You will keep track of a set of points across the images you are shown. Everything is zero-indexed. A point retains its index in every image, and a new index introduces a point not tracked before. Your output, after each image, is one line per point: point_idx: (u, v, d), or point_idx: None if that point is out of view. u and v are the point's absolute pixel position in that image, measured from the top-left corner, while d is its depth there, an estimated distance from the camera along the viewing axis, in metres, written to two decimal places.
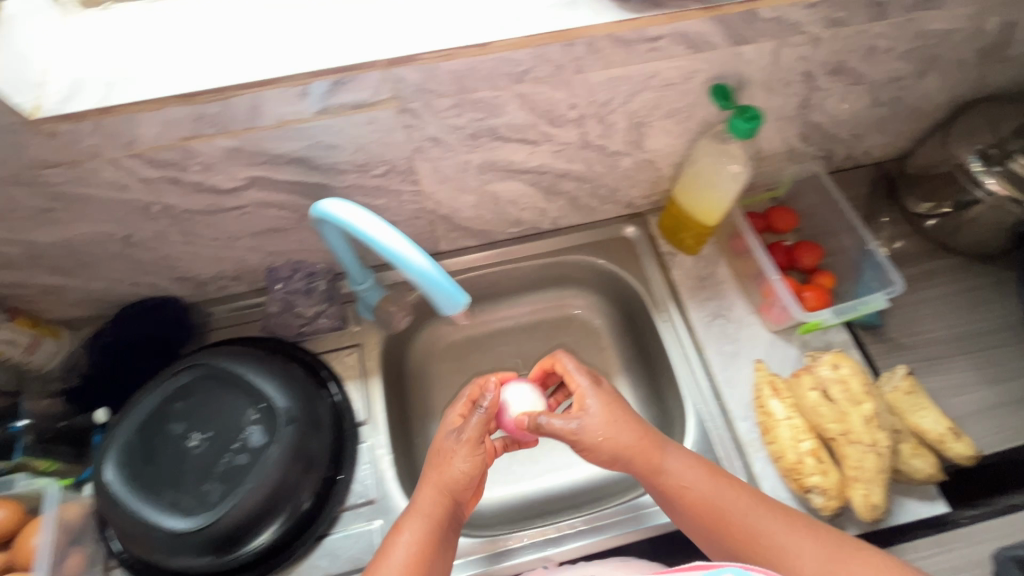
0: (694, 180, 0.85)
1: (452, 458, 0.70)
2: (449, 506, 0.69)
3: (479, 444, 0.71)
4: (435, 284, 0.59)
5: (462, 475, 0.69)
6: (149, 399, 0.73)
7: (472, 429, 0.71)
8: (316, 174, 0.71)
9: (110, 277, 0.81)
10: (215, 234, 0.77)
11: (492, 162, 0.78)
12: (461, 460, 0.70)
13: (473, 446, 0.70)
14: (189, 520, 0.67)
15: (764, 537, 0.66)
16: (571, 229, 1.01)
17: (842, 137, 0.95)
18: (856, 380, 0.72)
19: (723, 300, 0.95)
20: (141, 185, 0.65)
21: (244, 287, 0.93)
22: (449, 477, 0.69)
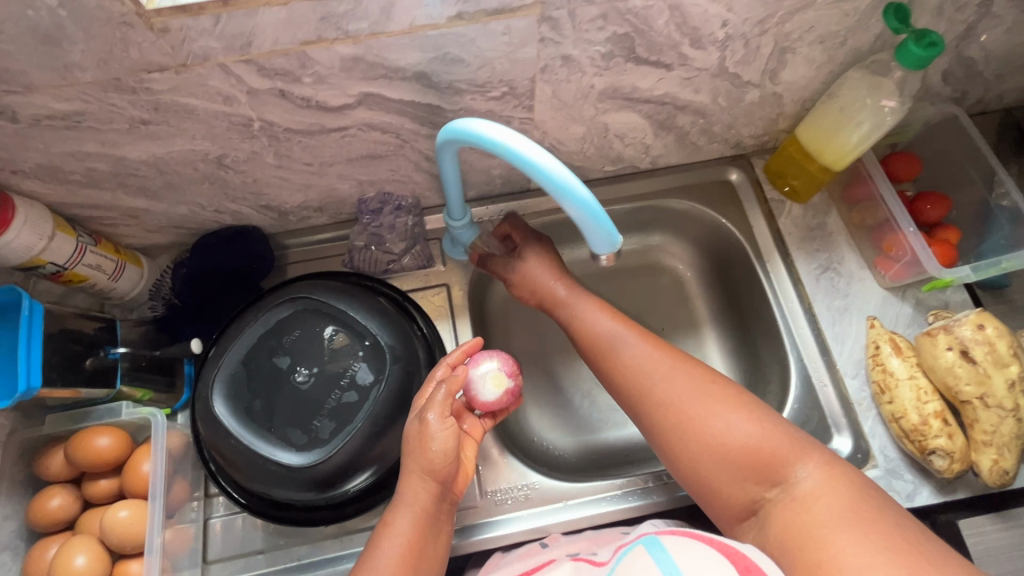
0: (833, 118, 0.77)
1: (433, 436, 0.62)
2: (438, 486, 0.63)
3: (450, 424, 0.62)
4: (599, 222, 0.52)
5: (443, 457, 0.62)
6: (253, 330, 0.70)
7: (437, 409, 0.62)
8: (432, 93, 0.63)
9: (195, 202, 0.76)
10: (311, 158, 0.71)
11: (616, 88, 0.70)
12: (434, 443, 0.61)
13: (444, 418, 0.62)
14: (302, 455, 0.65)
15: (756, 447, 0.60)
16: (669, 169, 0.93)
17: (984, 77, 0.85)
18: (1003, 343, 0.68)
19: (834, 252, 0.88)
20: (247, 97, 0.59)
21: (324, 220, 0.87)
22: (433, 462, 0.62)
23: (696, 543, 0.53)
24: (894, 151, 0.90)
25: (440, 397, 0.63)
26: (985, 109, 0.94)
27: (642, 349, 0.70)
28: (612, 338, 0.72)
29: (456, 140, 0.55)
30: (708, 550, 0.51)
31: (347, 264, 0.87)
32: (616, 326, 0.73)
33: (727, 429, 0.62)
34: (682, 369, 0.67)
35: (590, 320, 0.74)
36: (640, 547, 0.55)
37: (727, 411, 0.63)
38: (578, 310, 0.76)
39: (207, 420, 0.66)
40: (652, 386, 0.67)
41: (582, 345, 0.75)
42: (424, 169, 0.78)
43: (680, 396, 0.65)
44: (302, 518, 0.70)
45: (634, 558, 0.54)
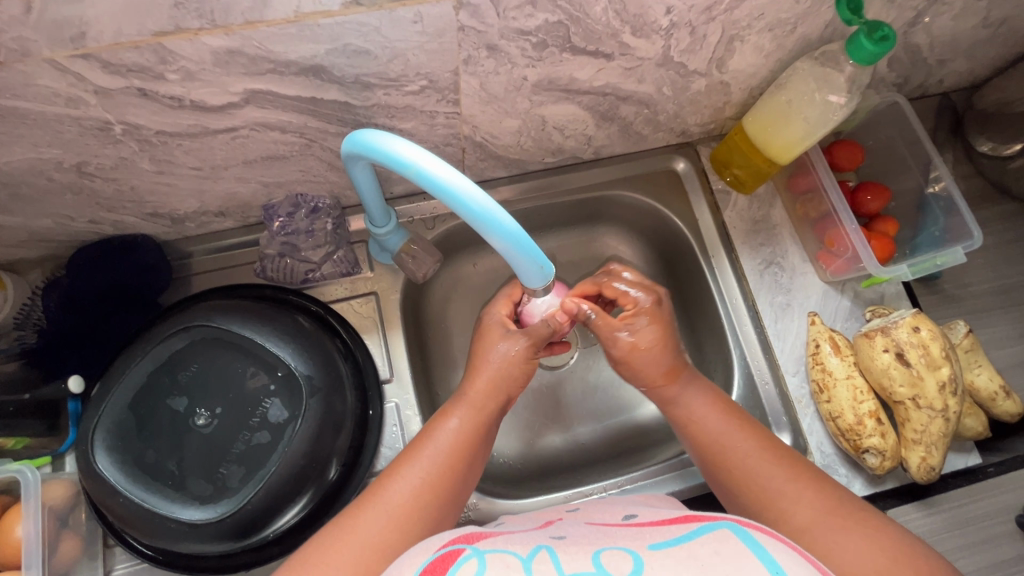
0: (780, 111, 0.73)
1: (514, 347, 0.65)
2: (498, 402, 0.64)
3: (523, 344, 0.66)
4: (530, 254, 0.48)
5: (508, 362, 0.65)
6: (140, 369, 0.62)
7: (529, 332, 0.66)
8: (335, 88, 0.55)
9: (60, 213, 0.64)
10: (199, 162, 0.61)
11: (551, 80, 0.63)
12: (506, 343, 0.66)
13: (509, 330, 0.67)
14: (205, 510, 0.59)
15: (875, 574, 0.50)
16: (612, 159, 0.87)
17: (927, 64, 0.83)
18: (936, 345, 0.69)
19: (778, 246, 0.86)
20: (97, 98, 0.49)
21: (230, 224, 0.75)
22: (495, 366, 0.65)
23: (795, 554, 0.44)
24: (837, 139, 0.88)
25: (541, 326, 0.66)
26: (924, 93, 0.93)
27: (750, 445, 0.63)
28: (720, 429, 0.65)
29: (360, 153, 0.48)
30: (809, 567, 0.43)
31: (259, 273, 0.76)
32: (726, 423, 0.65)
33: (841, 554, 0.53)
34: (795, 472, 0.60)
35: (700, 409, 0.67)
36: (724, 529, 0.46)
37: (847, 530, 0.54)
38: (687, 399, 0.68)
39: (88, 476, 0.59)
40: (767, 489, 0.60)
41: (688, 440, 0.68)
42: (339, 168, 0.69)
43: (795, 508, 0.57)
44: (219, 566, 0.64)
45: (722, 541, 0.45)
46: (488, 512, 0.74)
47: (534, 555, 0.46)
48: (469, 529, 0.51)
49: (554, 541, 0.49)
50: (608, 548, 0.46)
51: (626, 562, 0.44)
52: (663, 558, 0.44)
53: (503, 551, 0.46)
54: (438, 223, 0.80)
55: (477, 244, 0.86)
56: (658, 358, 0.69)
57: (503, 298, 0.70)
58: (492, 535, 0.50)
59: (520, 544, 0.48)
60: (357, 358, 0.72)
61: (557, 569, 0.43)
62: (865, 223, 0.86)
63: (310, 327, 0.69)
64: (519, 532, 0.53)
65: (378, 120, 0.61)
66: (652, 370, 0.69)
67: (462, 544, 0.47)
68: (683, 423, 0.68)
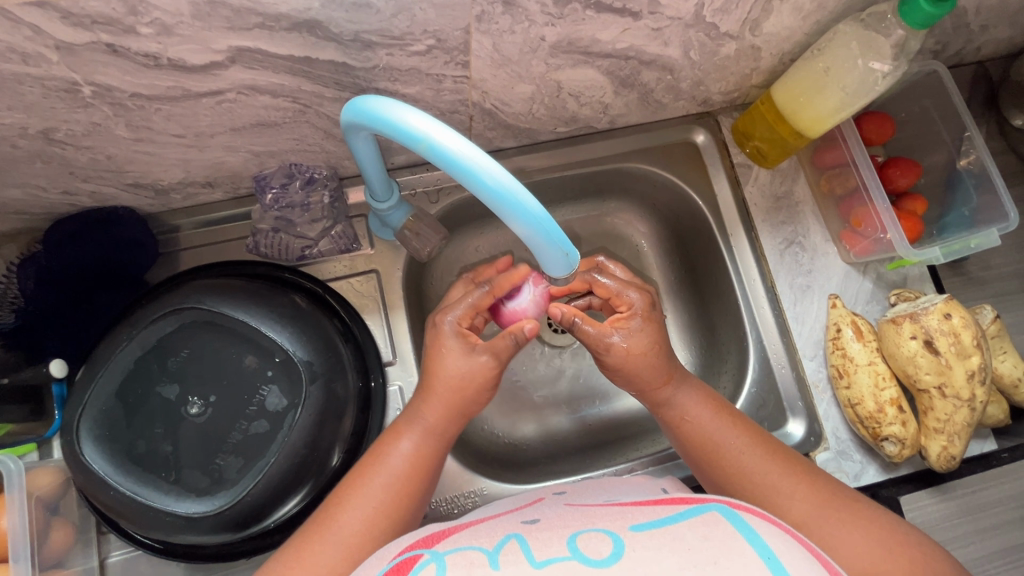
0: (815, 79, 0.68)
1: (471, 364, 0.59)
2: (455, 423, 0.60)
3: (487, 362, 0.59)
4: (553, 239, 0.43)
5: (464, 384, 0.59)
6: (127, 353, 0.58)
7: (492, 348, 0.59)
8: (332, 47, 0.49)
9: (31, 183, 0.58)
10: (182, 129, 0.55)
11: (570, 40, 0.57)
12: (457, 358, 0.59)
13: (472, 348, 0.59)
14: (202, 502, 0.57)
15: (870, 564, 0.51)
16: (628, 128, 0.81)
17: (969, 30, 0.77)
18: (967, 333, 0.67)
19: (800, 225, 0.82)
20: (59, 54, 0.43)
21: (219, 195, 0.70)
22: (448, 382, 0.59)
23: (786, 536, 0.42)
24: (869, 110, 0.82)
25: (503, 340, 0.59)
26: (960, 61, 0.87)
27: (742, 440, 0.60)
28: (712, 427, 0.61)
29: (363, 123, 0.43)
30: (802, 551, 0.41)
31: (250, 249, 0.71)
32: (719, 421, 0.61)
33: (839, 544, 0.52)
34: (792, 469, 0.58)
35: (692, 410, 0.62)
36: (714, 512, 0.44)
37: (845, 521, 0.54)
38: (679, 399, 0.63)
39: (75, 467, 0.56)
40: (761, 487, 0.58)
41: (677, 440, 0.63)
42: (337, 137, 0.63)
43: (789, 504, 0.56)
44: (220, 554, 0.62)
45: (711, 525, 0.42)
46: (494, 497, 0.72)
47: (502, 546, 0.43)
48: (428, 530, 0.48)
49: (525, 529, 0.47)
50: (586, 529, 0.44)
51: (604, 544, 0.41)
52: (646, 540, 0.41)
53: (467, 548, 0.44)
54: (442, 195, 0.75)
55: (482, 219, 0.81)
56: (653, 364, 0.61)
57: (466, 304, 0.60)
58: (453, 533, 0.48)
59: (486, 537, 0.46)
60: (358, 340, 0.68)
61: (527, 560, 0.41)
62: (893, 201, 0.82)
63: (307, 307, 0.65)
64: (486, 525, 0.50)
65: (380, 84, 0.56)
66: (648, 378, 0.62)
67: (420, 549, 0.44)
68: (673, 423, 0.63)
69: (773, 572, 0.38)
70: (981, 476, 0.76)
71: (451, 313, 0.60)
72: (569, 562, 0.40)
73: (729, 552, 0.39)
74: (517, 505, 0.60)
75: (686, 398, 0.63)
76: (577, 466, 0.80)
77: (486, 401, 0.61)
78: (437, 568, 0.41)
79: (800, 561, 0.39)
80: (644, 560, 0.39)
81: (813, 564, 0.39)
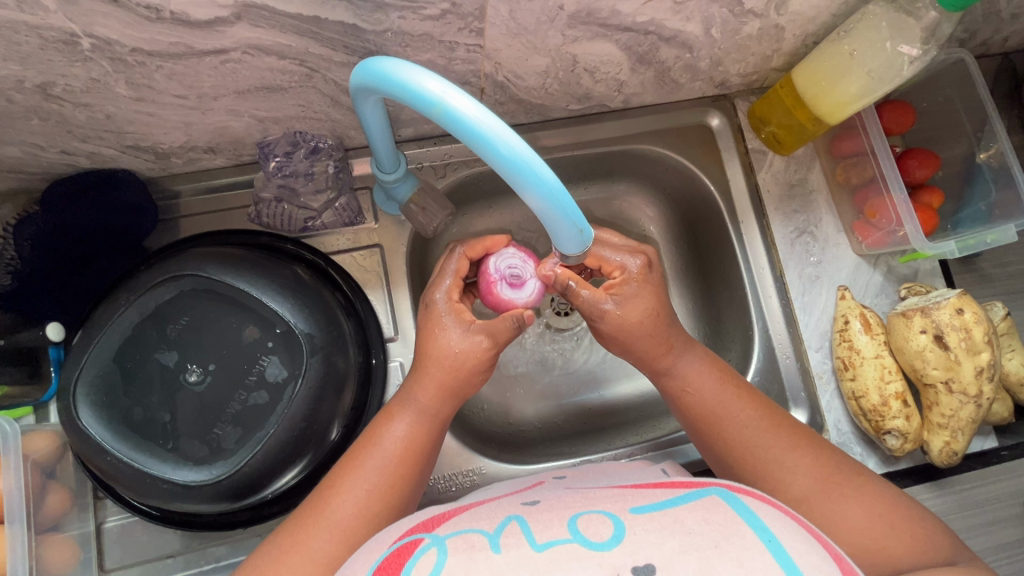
0: (839, 63, 0.66)
1: (462, 347, 0.58)
2: (451, 405, 0.59)
3: (482, 341, 0.58)
4: (568, 214, 0.42)
5: (458, 365, 0.58)
6: (125, 319, 0.57)
7: (491, 332, 0.58)
8: (342, 7, 0.47)
9: (28, 140, 0.56)
10: (184, 89, 0.53)
11: (589, 11, 0.55)
12: (454, 338, 0.58)
13: (468, 326, 0.58)
14: (200, 471, 0.56)
15: (874, 541, 0.51)
16: (641, 109, 0.79)
17: (1000, 17, 0.74)
18: (979, 329, 0.66)
19: (813, 214, 0.80)
20: (56, 2, 0.41)
21: (221, 161, 0.68)
22: (446, 366, 0.58)
23: (787, 519, 0.41)
24: (890, 98, 0.80)
25: (502, 322, 0.59)
26: (987, 51, 0.84)
27: (745, 413, 0.60)
28: (714, 398, 0.61)
29: (374, 86, 0.41)
30: (802, 532, 0.40)
31: (252, 219, 0.70)
32: (723, 391, 0.61)
33: (841, 519, 0.53)
34: (793, 437, 0.58)
35: (695, 381, 0.61)
36: (714, 496, 0.43)
37: (845, 496, 0.54)
38: (681, 366, 0.62)
39: (72, 431, 0.56)
40: (762, 459, 0.57)
41: (677, 412, 0.63)
42: (344, 105, 0.61)
43: (792, 478, 0.55)
44: (218, 522, 0.62)
45: (711, 508, 0.41)
46: (492, 476, 0.72)
47: (503, 529, 0.43)
48: (430, 513, 0.48)
49: (525, 511, 0.46)
50: (586, 511, 0.43)
51: (605, 527, 0.41)
52: (647, 522, 0.41)
53: (468, 531, 0.43)
54: (449, 170, 0.73)
55: (489, 194, 0.79)
56: (651, 332, 0.61)
57: (452, 277, 0.61)
58: (454, 517, 0.47)
59: (487, 520, 0.45)
60: (360, 315, 0.67)
61: (528, 542, 0.40)
62: (908, 193, 0.80)
63: (309, 279, 0.64)
64: (486, 507, 0.50)
65: (390, 50, 0.54)
66: (648, 347, 0.61)
67: (420, 533, 0.44)
68: (677, 394, 0.62)
69: (773, 555, 0.37)
70: (977, 472, 0.76)
71: (441, 288, 0.60)
72: (570, 545, 0.39)
73: (730, 536, 0.38)
74: (518, 487, 0.59)
75: (695, 370, 0.62)
76: (576, 449, 0.79)
77: (481, 381, 0.60)
78: (437, 551, 0.40)
79: (799, 543, 0.39)
80: (645, 544, 0.38)
81: (815, 548, 0.39)
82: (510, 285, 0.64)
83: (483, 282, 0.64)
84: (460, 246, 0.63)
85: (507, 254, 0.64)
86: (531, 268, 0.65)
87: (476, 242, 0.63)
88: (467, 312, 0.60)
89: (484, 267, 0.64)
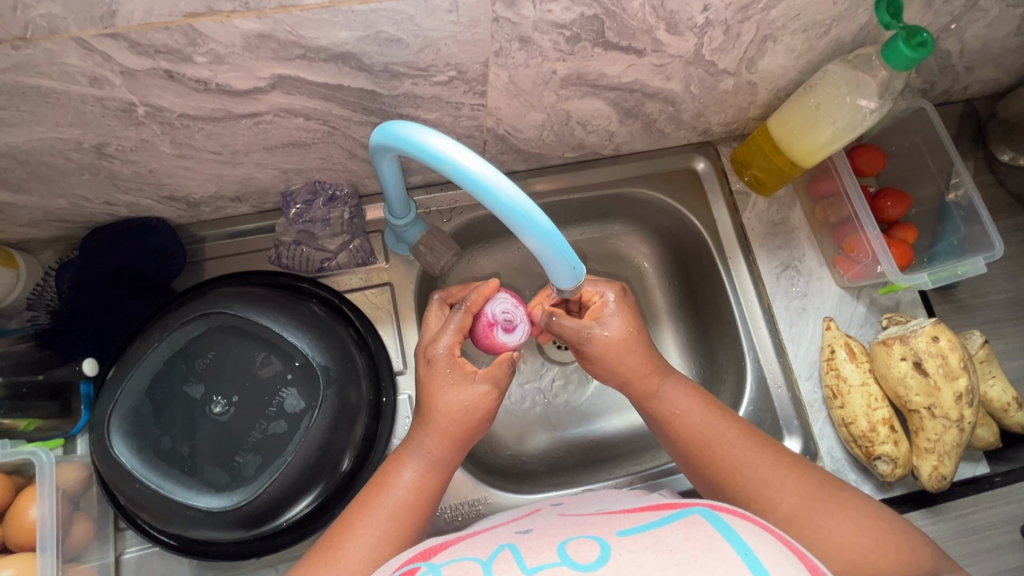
0: (808, 114, 0.73)
1: (468, 396, 0.60)
2: (456, 451, 0.61)
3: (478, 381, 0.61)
4: (562, 254, 0.47)
5: (463, 407, 0.60)
6: (157, 354, 0.62)
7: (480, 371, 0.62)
8: (363, 76, 0.54)
9: (76, 193, 0.63)
10: (220, 146, 0.60)
11: (579, 74, 0.62)
12: (454, 392, 0.60)
13: (468, 377, 0.61)
14: (221, 497, 0.59)
15: (862, 557, 0.54)
16: (631, 156, 0.86)
17: (955, 70, 0.82)
18: (954, 355, 0.70)
19: (795, 250, 0.85)
20: (122, 78, 0.48)
21: (246, 209, 0.74)
22: (449, 416, 0.60)
23: (765, 534, 0.44)
24: (860, 143, 0.87)
25: (499, 367, 0.63)
26: (948, 99, 0.91)
27: (732, 433, 0.63)
28: (702, 421, 0.63)
29: (391, 146, 0.47)
30: (780, 546, 0.43)
31: (272, 260, 0.75)
32: (707, 415, 0.64)
33: (832, 542, 0.55)
34: (781, 460, 0.61)
35: (683, 404, 0.65)
36: (695, 516, 0.46)
37: (836, 513, 0.56)
38: (666, 391, 0.65)
39: (103, 459, 0.59)
40: (750, 479, 0.60)
41: (668, 436, 0.65)
42: (360, 157, 0.67)
43: (780, 498, 0.58)
44: (232, 552, 0.64)
45: (693, 527, 0.44)
46: (497, 506, 0.74)
47: (496, 556, 0.46)
48: (428, 543, 0.51)
49: (518, 539, 0.49)
50: (574, 537, 0.46)
51: (592, 550, 0.44)
52: (631, 543, 0.44)
53: (464, 559, 0.46)
54: (455, 214, 0.79)
55: (492, 235, 0.85)
56: (631, 357, 0.65)
57: (453, 332, 0.62)
58: (450, 547, 0.50)
59: (481, 548, 0.48)
60: (371, 349, 0.71)
61: (519, 567, 0.43)
62: (884, 229, 0.85)
63: (325, 315, 0.68)
64: (482, 537, 0.52)
65: (403, 110, 0.60)
66: (633, 366, 0.65)
67: (418, 561, 0.47)
68: (665, 419, 0.65)
69: (749, 567, 0.40)
70: (971, 498, 0.77)
71: (442, 342, 0.62)
72: (557, 567, 0.42)
73: (708, 552, 0.41)
74: (517, 514, 0.63)
75: (680, 399, 0.65)
76: (577, 479, 0.82)
77: (483, 424, 0.63)
78: None
79: (776, 556, 0.41)
80: (629, 562, 0.41)
81: (788, 559, 0.41)
82: (503, 329, 0.68)
83: (478, 327, 0.67)
84: (462, 303, 0.65)
85: (500, 299, 0.68)
86: (521, 313, 0.69)
87: (475, 295, 0.65)
88: (468, 364, 0.62)
89: (480, 313, 0.66)
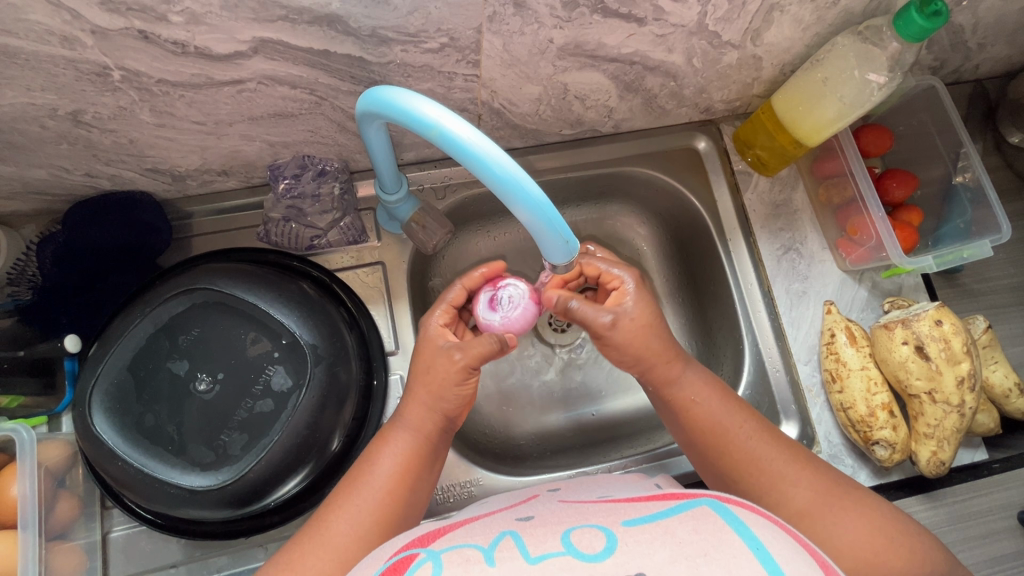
0: (814, 89, 0.70)
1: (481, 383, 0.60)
2: (440, 421, 0.61)
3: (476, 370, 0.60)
4: (554, 227, 0.45)
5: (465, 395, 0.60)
6: (139, 331, 0.61)
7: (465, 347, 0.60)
8: (350, 41, 0.51)
9: (55, 163, 0.60)
10: (202, 116, 0.57)
11: (576, 44, 0.59)
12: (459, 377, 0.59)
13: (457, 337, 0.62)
14: (206, 476, 0.59)
15: (873, 554, 0.53)
16: (631, 134, 0.83)
17: (966, 47, 0.79)
18: (958, 340, 0.68)
19: (797, 232, 0.83)
20: (93, 38, 0.46)
21: (233, 183, 0.72)
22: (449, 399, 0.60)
23: (775, 528, 0.43)
24: (866, 124, 0.85)
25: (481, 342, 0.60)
26: (958, 79, 0.89)
27: (747, 424, 0.61)
28: (718, 410, 0.62)
29: (378, 111, 0.45)
30: (790, 541, 0.41)
31: (260, 238, 0.73)
32: (725, 404, 0.62)
33: (839, 539, 0.54)
34: (789, 457, 0.59)
35: (700, 394, 0.63)
36: (704, 507, 0.44)
37: (844, 511, 0.55)
38: (687, 379, 0.63)
39: (85, 437, 0.58)
40: (768, 469, 0.59)
41: (681, 424, 0.63)
42: (350, 130, 0.65)
43: (794, 492, 0.57)
44: (220, 531, 0.63)
45: (701, 518, 0.43)
46: (489, 488, 0.73)
47: (497, 543, 0.45)
48: (423, 529, 0.49)
49: (519, 526, 0.48)
50: (579, 525, 0.45)
51: (598, 540, 0.42)
52: (638, 534, 0.42)
53: (463, 546, 0.45)
54: (448, 192, 0.77)
55: (486, 213, 0.83)
56: (643, 340, 0.62)
57: (443, 306, 0.65)
58: (450, 532, 0.49)
59: (481, 535, 0.47)
60: (362, 330, 0.69)
61: (522, 555, 0.42)
62: (888, 212, 0.83)
63: (315, 294, 0.67)
64: (481, 522, 0.51)
65: (393, 80, 0.58)
66: (658, 350, 0.63)
67: (416, 548, 0.45)
68: (682, 407, 0.63)
69: (760, 562, 0.38)
70: (970, 484, 0.76)
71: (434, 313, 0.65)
72: (563, 557, 0.41)
73: (718, 545, 0.40)
74: (512, 501, 0.61)
75: (697, 389, 0.63)
76: (571, 461, 0.81)
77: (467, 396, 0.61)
78: (433, 566, 0.42)
79: (788, 552, 0.40)
80: (637, 554, 0.40)
81: (801, 556, 0.40)
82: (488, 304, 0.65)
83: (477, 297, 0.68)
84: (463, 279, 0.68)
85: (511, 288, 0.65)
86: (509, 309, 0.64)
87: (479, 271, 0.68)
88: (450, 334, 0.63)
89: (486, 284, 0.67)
